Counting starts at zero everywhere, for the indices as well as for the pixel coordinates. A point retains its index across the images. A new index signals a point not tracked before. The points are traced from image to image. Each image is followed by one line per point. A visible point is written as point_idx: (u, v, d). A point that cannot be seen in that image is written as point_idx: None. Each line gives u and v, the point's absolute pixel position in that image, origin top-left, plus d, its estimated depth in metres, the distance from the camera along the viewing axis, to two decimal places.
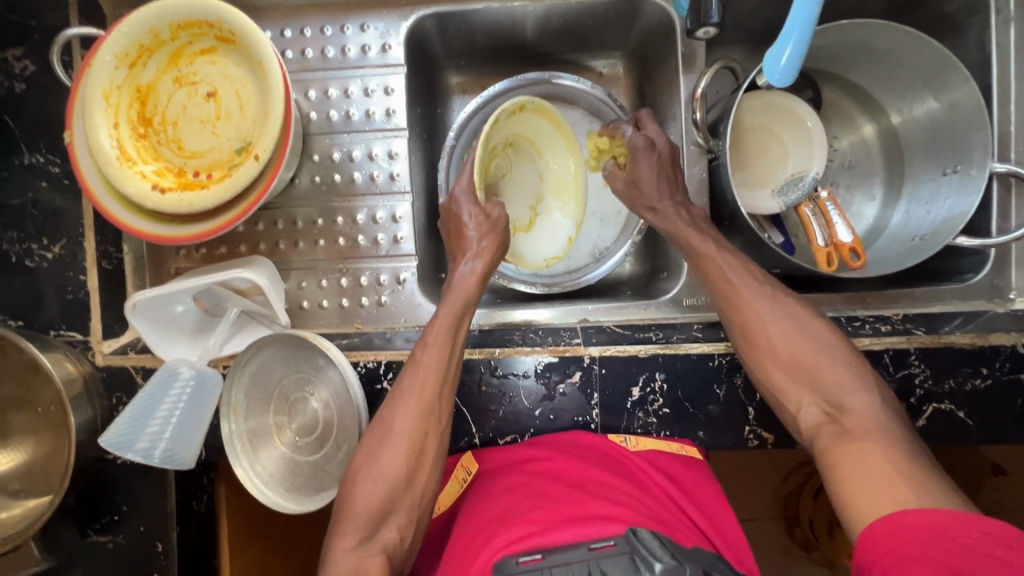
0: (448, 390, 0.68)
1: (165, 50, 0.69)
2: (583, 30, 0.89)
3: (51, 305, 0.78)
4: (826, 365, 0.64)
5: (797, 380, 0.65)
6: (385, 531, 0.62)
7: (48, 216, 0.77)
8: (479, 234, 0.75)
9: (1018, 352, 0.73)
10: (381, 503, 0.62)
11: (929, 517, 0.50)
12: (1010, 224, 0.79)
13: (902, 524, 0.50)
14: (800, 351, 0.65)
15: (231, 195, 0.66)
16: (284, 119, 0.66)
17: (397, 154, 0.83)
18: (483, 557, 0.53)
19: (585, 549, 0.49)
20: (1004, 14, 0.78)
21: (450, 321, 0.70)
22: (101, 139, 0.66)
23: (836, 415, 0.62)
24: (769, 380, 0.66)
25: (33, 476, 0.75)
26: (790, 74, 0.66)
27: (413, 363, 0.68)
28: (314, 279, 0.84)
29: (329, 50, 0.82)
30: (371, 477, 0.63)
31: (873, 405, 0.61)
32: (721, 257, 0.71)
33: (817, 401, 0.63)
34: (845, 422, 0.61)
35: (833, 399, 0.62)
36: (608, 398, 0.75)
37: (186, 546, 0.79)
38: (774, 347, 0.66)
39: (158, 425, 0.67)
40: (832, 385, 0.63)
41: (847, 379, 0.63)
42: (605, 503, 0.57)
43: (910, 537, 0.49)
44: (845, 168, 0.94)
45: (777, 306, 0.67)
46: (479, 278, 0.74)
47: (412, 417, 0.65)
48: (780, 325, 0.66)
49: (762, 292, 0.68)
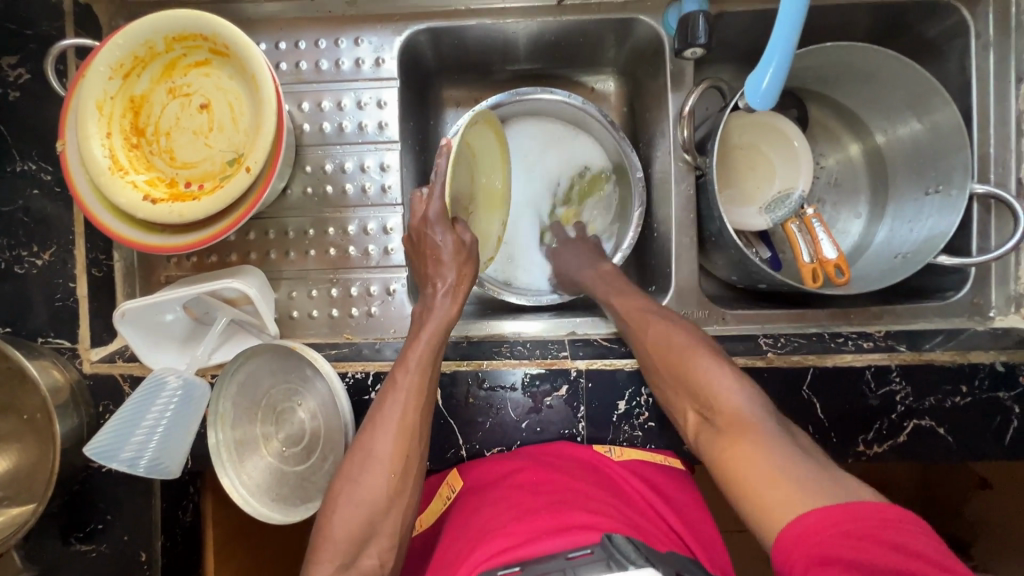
0: (426, 413, 0.67)
1: (160, 62, 0.70)
2: (574, 47, 0.91)
3: (38, 312, 0.78)
4: (704, 372, 0.66)
5: (678, 389, 0.68)
6: (364, 558, 0.61)
7: (38, 223, 0.77)
8: (448, 262, 0.71)
9: (998, 370, 0.74)
10: (362, 525, 0.61)
11: (831, 513, 0.48)
12: (990, 243, 0.81)
13: (806, 523, 0.49)
14: (683, 364, 0.68)
15: (221, 206, 0.66)
16: (275, 132, 0.67)
17: (389, 166, 0.84)
18: (462, 572, 0.53)
19: (562, 559, 0.49)
20: (984, 38, 0.80)
21: (429, 347, 0.69)
22: (93, 148, 0.66)
23: (712, 416, 0.64)
24: (661, 393, 0.71)
25: (16, 485, 0.75)
26: (771, 96, 0.67)
27: (390, 390, 0.67)
28: (304, 288, 0.84)
29: (323, 63, 0.83)
30: (350, 503, 0.62)
31: (739, 399, 0.62)
32: (614, 282, 0.82)
33: (697, 407, 0.66)
34: (721, 421, 0.63)
35: (707, 402, 0.65)
36: (595, 411, 0.76)
37: (170, 556, 0.79)
38: (657, 357, 0.71)
39: (143, 434, 0.67)
40: (705, 390, 0.65)
41: (725, 384, 0.64)
42: (584, 512, 0.58)
43: (815, 538, 0.48)
44: (830, 186, 0.96)
45: (658, 324, 0.73)
46: (455, 303, 0.73)
47: (391, 440, 0.64)
48: (659, 338, 0.72)
49: (648, 312, 0.75)
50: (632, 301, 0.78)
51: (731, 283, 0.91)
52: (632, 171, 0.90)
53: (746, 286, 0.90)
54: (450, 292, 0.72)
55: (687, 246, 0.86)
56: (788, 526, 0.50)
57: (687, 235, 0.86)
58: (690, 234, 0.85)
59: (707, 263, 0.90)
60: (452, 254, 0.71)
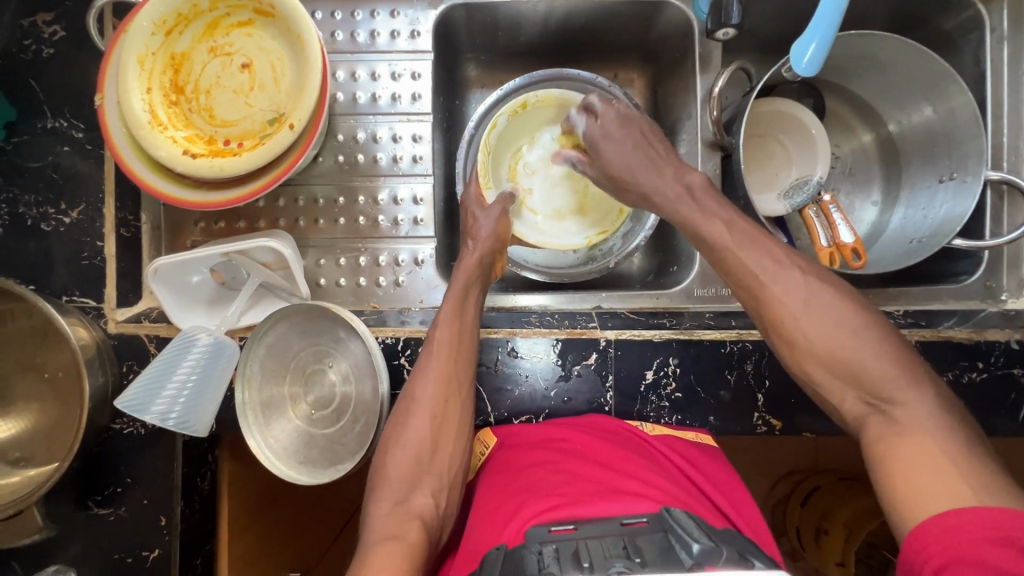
0: (466, 361, 0.71)
1: (202, 21, 0.70)
2: (603, 30, 0.92)
3: (63, 270, 0.77)
4: (873, 364, 0.59)
5: (840, 380, 0.61)
6: (417, 497, 0.64)
7: (68, 180, 0.77)
8: (483, 223, 0.80)
9: (1012, 348, 0.76)
10: (411, 466, 0.65)
11: (983, 516, 0.49)
12: (1003, 228, 0.84)
13: (953, 522, 0.50)
14: (853, 356, 0.60)
15: (262, 163, 0.67)
16: (319, 92, 0.68)
17: (421, 137, 0.85)
18: (513, 524, 0.55)
19: (617, 523, 0.51)
20: (999, 33, 0.83)
21: (455, 302, 0.73)
22: (134, 102, 0.66)
23: (884, 410, 0.58)
24: (815, 382, 0.63)
25: (35, 444, 0.73)
26: (816, 64, 0.72)
27: (427, 343, 0.72)
28: (332, 256, 0.84)
29: (359, 33, 0.84)
30: (399, 446, 0.67)
31: (924, 403, 0.57)
32: (746, 249, 0.67)
33: (863, 399, 0.60)
34: (896, 416, 0.57)
35: (882, 394, 0.59)
36: (623, 381, 0.77)
37: (188, 522, 0.78)
38: (816, 346, 0.62)
39: (174, 390, 0.67)
40: (874, 377, 0.59)
41: (901, 378, 0.58)
42: (633, 481, 0.59)
43: (963, 539, 0.49)
44: (845, 175, 0.98)
45: (812, 311, 0.63)
46: (479, 259, 0.78)
47: (432, 386, 0.69)
48: (817, 326, 0.62)
49: (791, 293, 0.64)
50: (776, 282, 0.65)
51: None
52: None
53: None
54: (476, 252, 0.78)
55: None
56: (931, 520, 0.51)
57: None
58: None
59: None
60: (489, 230, 0.80)
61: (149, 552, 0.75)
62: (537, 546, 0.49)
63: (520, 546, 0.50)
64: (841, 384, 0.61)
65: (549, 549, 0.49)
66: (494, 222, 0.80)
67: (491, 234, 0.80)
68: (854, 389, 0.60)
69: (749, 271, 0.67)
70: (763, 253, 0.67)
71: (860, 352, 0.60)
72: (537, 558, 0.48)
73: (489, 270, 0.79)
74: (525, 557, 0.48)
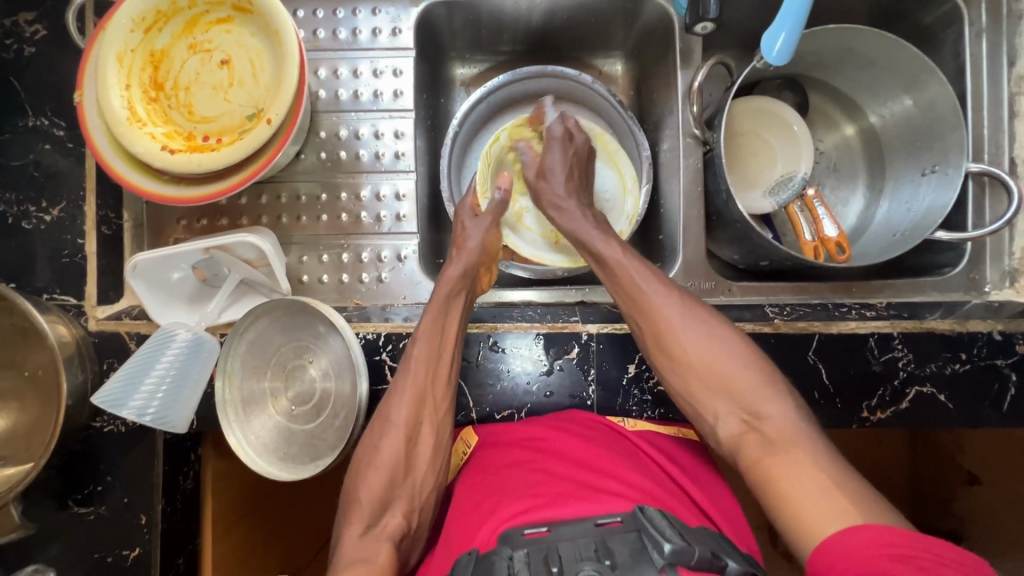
0: (443, 380, 0.71)
1: (182, 18, 0.71)
2: (586, 27, 0.93)
3: (44, 268, 0.77)
4: (740, 374, 0.64)
5: (716, 394, 0.64)
6: (388, 517, 0.64)
7: (49, 178, 0.77)
8: (474, 236, 0.79)
9: (995, 339, 0.76)
10: (382, 487, 0.65)
11: (883, 535, 0.47)
12: (984, 219, 0.84)
13: (854, 540, 0.48)
14: (724, 371, 0.64)
15: (240, 157, 0.67)
16: (296, 87, 0.68)
17: (403, 133, 0.85)
18: (487, 527, 0.55)
19: (591, 524, 0.50)
20: (977, 26, 0.83)
21: (434, 322, 0.72)
22: (112, 99, 0.67)
23: (756, 424, 0.61)
24: (686, 392, 0.66)
25: (13, 444, 0.73)
26: (786, 54, 0.73)
27: (405, 360, 0.71)
28: (314, 253, 0.84)
29: (340, 31, 0.85)
30: (371, 467, 0.66)
31: (786, 412, 0.61)
32: (628, 260, 0.72)
33: (736, 412, 0.63)
34: (766, 431, 0.60)
35: (750, 407, 0.62)
36: (606, 374, 0.77)
37: (169, 522, 0.77)
38: (688, 357, 0.66)
39: (150, 388, 0.66)
40: (749, 395, 0.62)
41: (763, 390, 0.62)
42: (612, 480, 0.58)
43: (864, 554, 0.47)
44: (829, 170, 0.99)
45: (688, 327, 0.67)
46: (463, 271, 0.76)
47: (405, 406, 0.68)
48: (689, 341, 0.66)
49: (668, 307, 0.68)
50: (656, 293, 0.69)
51: (734, 264, 0.92)
52: (639, 149, 0.92)
53: (748, 267, 0.91)
54: (460, 264, 0.76)
55: (694, 219, 0.87)
56: (832, 538, 0.49)
57: (694, 208, 0.87)
58: (697, 207, 0.87)
59: (710, 243, 0.91)
60: (477, 243, 0.79)
61: (129, 551, 0.74)
62: (508, 550, 0.49)
63: (492, 550, 0.50)
64: (713, 397, 0.64)
65: (520, 555, 0.48)
66: (483, 234, 0.80)
67: (477, 246, 0.78)
68: (728, 402, 0.63)
69: (630, 281, 0.71)
70: (643, 265, 0.71)
71: (732, 368, 0.64)
72: (508, 564, 0.47)
73: (473, 281, 0.77)
74: (495, 563, 0.47)
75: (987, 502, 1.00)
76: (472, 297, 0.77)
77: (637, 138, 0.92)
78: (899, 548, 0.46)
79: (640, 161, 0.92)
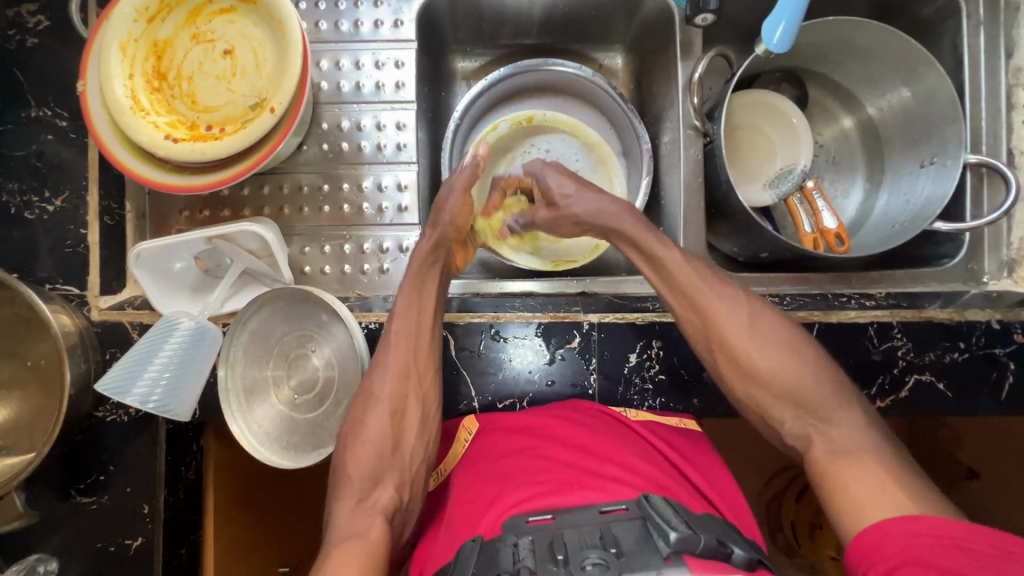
0: (425, 353, 0.71)
1: (185, 8, 0.71)
2: (587, 20, 0.93)
3: (47, 258, 0.77)
4: (810, 383, 0.62)
5: (783, 402, 0.63)
6: (380, 492, 0.64)
7: (51, 169, 0.77)
8: (449, 206, 0.75)
9: (993, 328, 0.77)
10: (372, 462, 0.65)
11: (941, 526, 0.49)
12: (983, 210, 0.84)
13: (911, 527, 0.50)
14: (794, 379, 0.62)
15: (244, 146, 0.68)
16: (299, 76, 0.68)
17: (405, 125, 0.85)
18: (491, 514, 0.55)
19: (596, 512, 0.50)
20: (975, 19, 0.84)
21: (409, 296, 0.72)
22: (116, 88, 0.67)
23: (820, 429, 0.61)
24: (752, 400, 0.65)
25: (15, 434, 0.73)
26: (786, 43, 0.74)
27: (385, 336, 0.72)
28: (316, 244, 0.84)
29: (342, 23, 0.85)
30: (358, 442, 0.66)
31: (856, 422, 0.60)
32: (689, 264, 0.69)
33: (802, 417, 0.62)
34: (833, 437, 0.60)
35: (819, 414, 0.61)
36: (607, 364, 0.77)
37: (172, 511, 0.77)
38: (756, 365, 0.64)
39: (153, 375, 0.67)
40: (817, 402, 0.62)
41: (831, 398, 0.62)
42: (615, 467, 0.59)
43: (920, 541, 0.48)
44: (828, 163, 1.00)
45: (756, 336, 0.65)
46: (434, 245, 0.75)
47: (389, 380, 0.69)
48: (759, 351, 0.64)
49: (735, 316, 0.66)
50: (722, 302, 0.67)
51: (734, 256, 0.92)
52: (640, 141, 0.92)
53: (748, 259, 0.91)
54: (431, 238, 0.75)
55: (694, 210, 0.87)
56: (886, 523, 0.51)
57: (695, 199, 0.87)
58: (698, 198, 0.87)
59: (710, 235, 0.91)
60: (451, 212, 0.75)
61: (131, 541, 0.74)
62: (513, 538, 0.49)
63: (497, 537, 0.50)
64: (778, 404, 0.64)
65: (524, 542, 0.48)
66: (459, 201, 0.75)
67: (451, 216, 0.75)
68: (795, 410, 0.62)
69: (693, 287, 0.68)
70: (704, 270, 0.69)
71: (802, 376, 0.63)
72: (513, 551, 0.47)
73: (447, 256, 0.77)
74: (500, 550, 0.48)
75: (986, 495, 1.00)
76: (448, 273, 0.77)
77: (639, 130, 0.92)
78: (964, 540, 0.47)
79: (640, 153, 0.92)
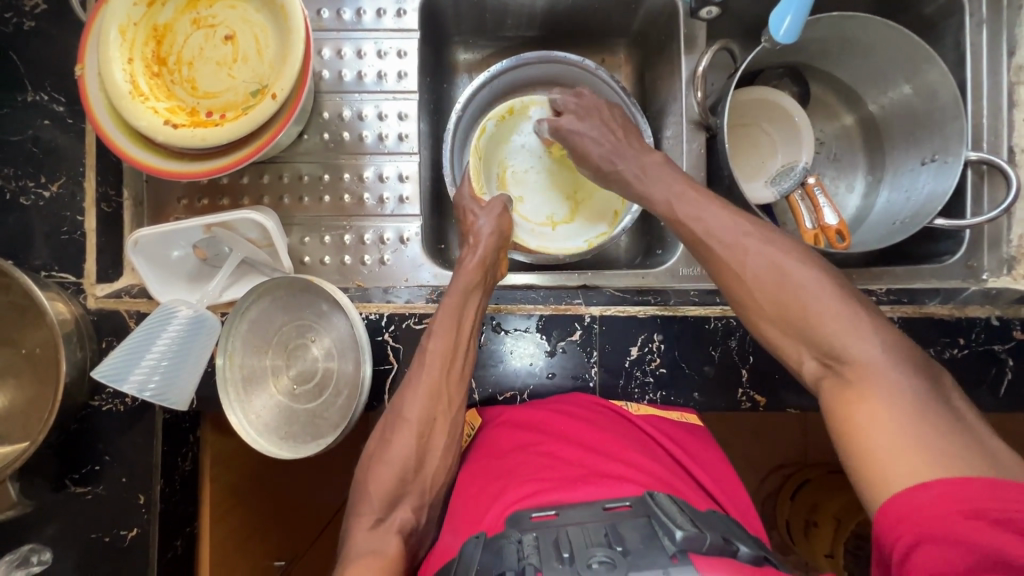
0: (459, 369, 0.71)
1: None
2: (590, 13, 0.93)
3: (41, 245, 0.76)
4: (820, 313, 0.55)
5: (792, 336, 0.57)
6: (398, 513, 0.63)
7: (47, 154, 0.76)
8: (479, 216, 0.81)
9: (992, 324, 0.77)
10: (392, 483, 0.65)
11: (958, 489, 0.44)
12: (983, 208, 0.85)
13: (926, 498, 0.44)
14: (798, 307, 0.56)
15: (245, 133, 0.67)
16: (302, 62, 0.68)
17: (408, 115, 0.84)
18: (494, 510, 0.54)
19: (600, 509, 0.50)
20: (978, 16, 0.84)
21: (452, 314, 0.72)
22: (115, 72, 0.66)
23: (837, 368, 0.54)
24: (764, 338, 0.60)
25: (10, 421, 0.72)
26: (794, 33, 0.74)
27: (419, 354, 0.71)
28: (316, 234, 0.84)
29: (345, 11, 0.84)
30: (382, 464, 0.66)
31: (877, 354, 0.52)
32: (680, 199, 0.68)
33: (814, 354, 0.56)
34: (847, 375, 0.53)
35: (833, 348, 0.54)
36: (608, 356, 0.77)
37: (168, 502, 0.76)
38: (759, 297, 0.59)
39: (150, 365, 0.66)
40: (830, 336, 0.54)
41: (850, 328, 0.53)
42: (620, 464, 0.58)
43: (936, 513, 0.44)
44: (829, 161, 1.00)
45: (754, 266, 0.60)
46: (480, 262, 0.76)
47: (420, 403, 0.68)
48: (759, 280, 0.59)
49: (730, 249, 0.62)
50: (715, 235, 0.64)
51: None
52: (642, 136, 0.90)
53: None
54: (476, 258, 0.76)
55: None
56: (898, 496, 0.46)
57: None
58: None
59: None
60: (491, 229, 0.79)
61: (127, 531, 0.74)
62: (517, 534, 0.49)
63: (501, 533, 0.50)
64: (789, 339, 0.58)
65: (529, 538, 0.48)
66: (494, 219, 0.81)
67: (492, 232, 0.79)
68: (806, 345, 0.56)
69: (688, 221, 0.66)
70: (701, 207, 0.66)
71: (810, 305, 0.56)
72: (517, 548, 0.47)
73: (492, 269, 0.78)
74: (505, 547, 0.47)
75: None
76: (491, 286, 0.78)
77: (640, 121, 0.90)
78: (983, 506, 0.42)
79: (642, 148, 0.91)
